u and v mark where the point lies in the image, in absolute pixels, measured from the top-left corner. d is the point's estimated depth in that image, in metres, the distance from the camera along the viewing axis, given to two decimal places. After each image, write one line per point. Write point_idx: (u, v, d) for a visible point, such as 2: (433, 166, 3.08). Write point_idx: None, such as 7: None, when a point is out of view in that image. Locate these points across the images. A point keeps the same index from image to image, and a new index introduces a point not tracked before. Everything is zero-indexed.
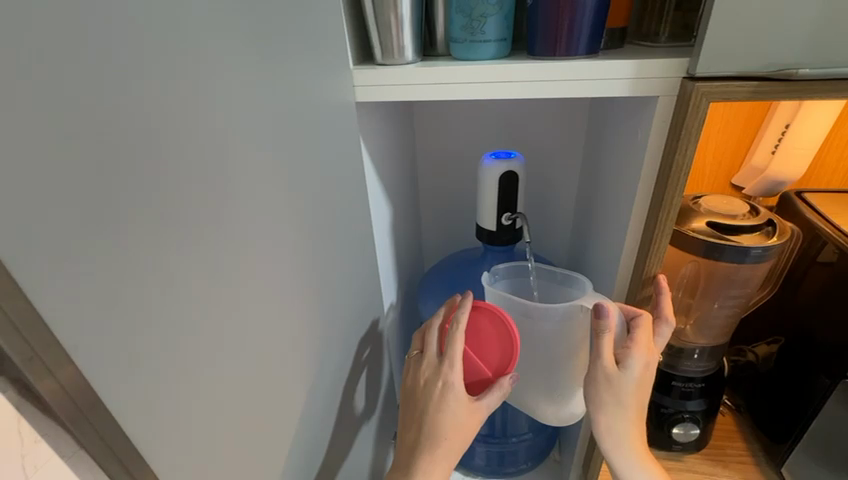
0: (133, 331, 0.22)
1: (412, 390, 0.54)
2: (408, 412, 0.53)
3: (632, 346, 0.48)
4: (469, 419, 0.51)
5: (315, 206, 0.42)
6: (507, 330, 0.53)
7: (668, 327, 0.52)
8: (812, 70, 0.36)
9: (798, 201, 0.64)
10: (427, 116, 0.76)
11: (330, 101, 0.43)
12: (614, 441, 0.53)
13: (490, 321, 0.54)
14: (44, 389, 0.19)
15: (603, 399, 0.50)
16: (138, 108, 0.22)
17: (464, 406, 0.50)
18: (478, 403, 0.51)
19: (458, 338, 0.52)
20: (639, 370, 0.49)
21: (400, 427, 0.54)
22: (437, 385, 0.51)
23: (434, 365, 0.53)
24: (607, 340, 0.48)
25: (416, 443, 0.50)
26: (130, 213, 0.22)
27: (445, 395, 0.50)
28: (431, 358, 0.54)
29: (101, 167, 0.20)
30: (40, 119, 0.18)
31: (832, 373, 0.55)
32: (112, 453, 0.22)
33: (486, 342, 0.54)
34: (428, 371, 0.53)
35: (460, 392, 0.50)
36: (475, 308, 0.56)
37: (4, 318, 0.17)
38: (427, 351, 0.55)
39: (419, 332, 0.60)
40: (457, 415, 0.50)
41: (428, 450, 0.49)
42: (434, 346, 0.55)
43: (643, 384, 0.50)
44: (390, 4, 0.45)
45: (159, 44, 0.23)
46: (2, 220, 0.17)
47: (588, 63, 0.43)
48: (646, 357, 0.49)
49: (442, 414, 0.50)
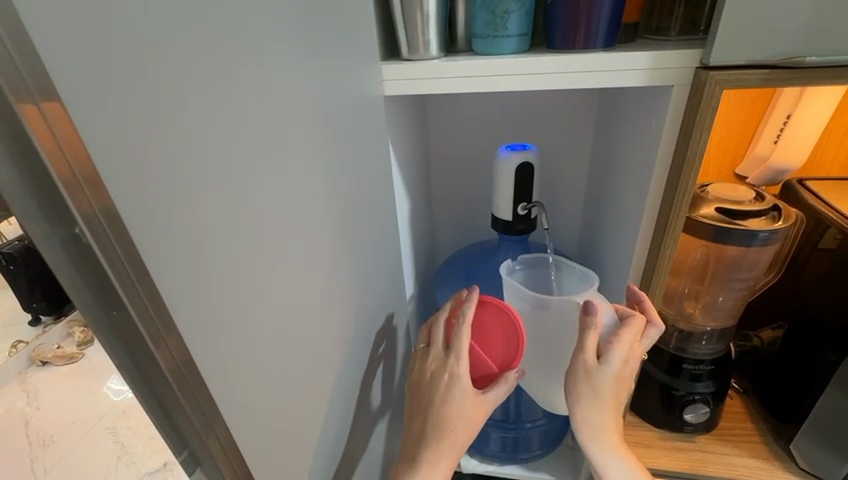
0: (212, 295, 0.26)
1: (418, 383, 0.55)
2: (416, 402, 0.55)
3: (615, 342, 0.50)
4: (475, 412, 0.52)
5: (344, 194, 0.44)
6: (513, 326, 0.54)
7: (656, 330, 0.53)
8: (819, 58, 0.38)
9: (801, 188, 0.67)
10: (442, 111, 0.79)
11: (360, 94, 0.46)
12: (589, 437, 0.54)
13: (495, 317, 0.56)
14: (155, 346, 0.23)
15: (582, 394, 0.51)
16: (210, 98, 0.25)
17: (471, 399, 0.52)
18: (483, 396, 0.53)
19: (465, 334, 0.54)
20: (618, 366, 0.50)
21: (406, 420, 0.56)
22: (444, 377, 0.53)
23: (440, 359, 0.55)
24: (592, 336, 0.50)
25: (424, 433, 0.52)
26: (212, 193, 0.25)
27: (451, 387, 0.52)
28: (437, 352, 0.56)
29: (190, 149, 0.24)
30: (146, 104, 0.21)
31: (837, 350, 0.58)
32: (195, 398, 0.26)
33: (492, 336, 0.55)
34: (434, 364, 0.55)
35: (467, 385, 0.52)
36: (481, 304, 0.57)
37: (128, 276, 0.21)
38: (434, 345, 0.57)
39: (426, 327, 0.62)
40: (463, 407, 0.51)
41: (434, 442, 0.51)
42: (440, 341, 0.57)
43: (622, 381, 0.51)
44: (417, 3, 0.47)
45: (220, 38, 0.26)
46: (130, 193, 0.20)
47: (607, 55, 0.46)
48: (627, 355, 0.51)
49: (449, 406, 0.51)
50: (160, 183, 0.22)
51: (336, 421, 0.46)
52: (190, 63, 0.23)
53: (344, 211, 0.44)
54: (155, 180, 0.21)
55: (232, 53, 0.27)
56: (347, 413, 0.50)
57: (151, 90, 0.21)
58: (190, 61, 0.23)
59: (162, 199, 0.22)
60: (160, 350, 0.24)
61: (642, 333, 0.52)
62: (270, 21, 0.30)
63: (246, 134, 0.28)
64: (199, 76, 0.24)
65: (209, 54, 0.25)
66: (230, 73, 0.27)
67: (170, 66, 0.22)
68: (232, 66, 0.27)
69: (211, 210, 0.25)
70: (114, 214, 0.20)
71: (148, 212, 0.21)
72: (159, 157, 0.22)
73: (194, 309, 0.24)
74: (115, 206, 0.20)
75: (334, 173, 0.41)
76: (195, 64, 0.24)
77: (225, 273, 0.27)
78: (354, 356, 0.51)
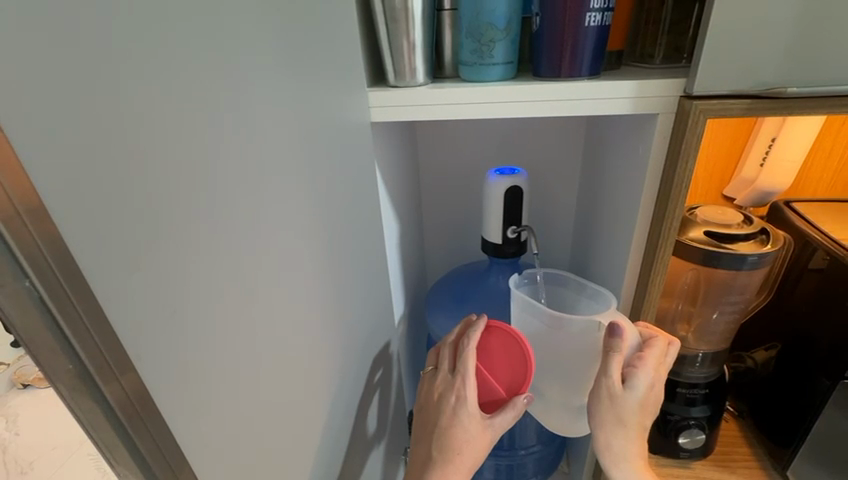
0: (180, 344, 0.25)
1: (425, 406, 0.54)
2: (423, 424, 0.54)
3: (639, 367, 0.50)
4: (481, 438, 0.50)
5: (329, 220, 0.43)
6: (520, 348, 0.53)
7: (675, 348, 0.53)
8: (799, 88, 0.39)
9: (787, 210, 0.68)
10: (431, 134, 0.78)
11: (344, 121, 0.46)
12: (612, 459, 0.53)
13: (502, 343, 0.54)
14: (112, 395, 0.22)
15: (605, 416, 0.51)
16: (182, 139, 0.24)
17: (477, 424, 0.50)
18: (490, 421, 0.51)
19: (471, 355, 0.53)
20: (644, 389, 0.50)
21: (414, 440, 0.54)
22: (451, 399, 0.52)
23: (448, 379, 0.54)
24: (616, 360, 0.49)
25: (429, 457, 0.50)
26: (182, 235, 0.24)
27: (457, 409, 0.51)
28: (445, 373, 0.55)
29: (156, 192, 0.23)
30: (103, 148, 0.20)
31: (830, 373, 0.57)
32: (161, 453, 0.24)
33: (499, 361, 0.54)
34: (442, 385, 0.54)
35: (473, 410, 0.51)
36: (488, 329, 0.56)
37: (81, 325, 0.20)
38: (440, 368, 0.56)
39: (434, 349, 0.61)
40: (468, 431, 0.50)
41: (441, 465, 0.48)
42: (447, 363, 0.56)
43: (646, 404, 0.51)
44: (403, 31, 0.48)
45: (199, 75, 0.25)
46: (89, 244, 0.19)
47: (591, 84, 0.46)
48: (651, 379, 0.50)
49: (455, 429, 0.50)
50: (124, 221, 0.21)
51: (329, 453, 0.45)
52: (163, 100, 0.23)
53: (330, 240, 0.43)
54: (117, 215, 0.20)
55: (210, 87, 0.26)
56: (341, 443, 0.49)
57: (118, 127, 0.20)
58: (162, 97, 0.23)
59: (120, 238, 0.21)
60: (119, 403, 0.22)
61: (663, 354, 0.52)
62: (248, 51, 0.30)
63: (225, 166, 0.28)
64: (172, 115, 0.24)
65: (185, 91, 0.24)
66: (208, 107, 0.26)
67: (139, 104, 0.22)
68: (207, 101, 0.26)
69: (178, 244, 0.24)
70: (65, 255, 0.18)
71: (108, 253, 0.20)
72: (124, 195, 0.21)
73: (158, 352, 0.23)
74: (65, 245, 0.18)
75: (319, 198, 0.41)
76: (169, 104, 0.23)
77: (199, 304, 0.26)
78: (345, 386, 0.50)
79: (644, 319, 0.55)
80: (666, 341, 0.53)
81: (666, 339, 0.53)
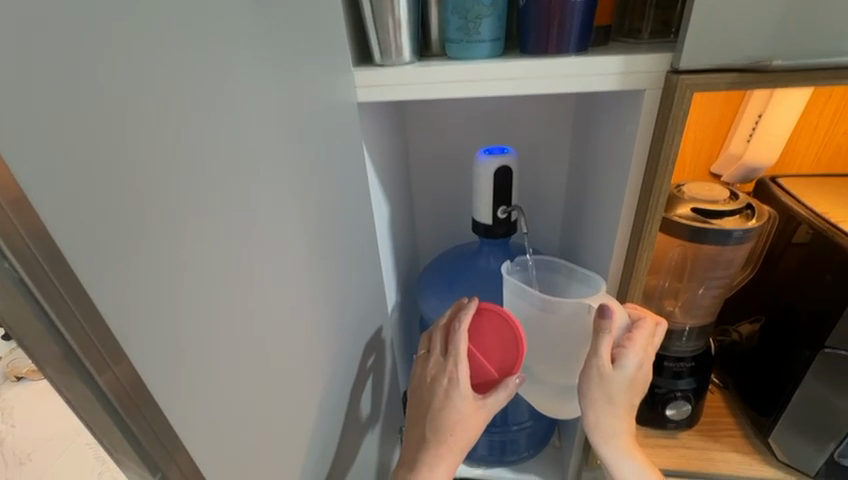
0: (171, 329, 0.24)
1: (418, 388, 0.55)
2: (416, 407, 0.55)
3: (628, 347, 0.51)
4: (474, 419, 0.51)
5: (318, 202, 0.43)
6: (512, 329, 0.54)
7: (663, 329, 0.54)
8: (784, 61, 0.40)
9: (773, 186, 0.69)
10: (419, 114, 0.78)
11: (330, 102, 0.45)
12: (601, 436, 0.55)
13: (494, 325, 0.55)
14: (105, 381, 0.22)
15: (596, 395, 0.52)
16: (165, 121, 0.24)
17: (470, 405, 0.51)
18: (483, 402, 0.51)
19: (462, 338, 0.54)
20: (632, 369, 0.51)
21: (407, 422, 0.56)
22: (444, 382, 0.52)
23: (440, 362, 0.55)
24: (607, 340, 0.50)
25: (424, 438, 0.51)
26: (169, 219, 0.24)
27: (450, 393, 0.51)
28: (437, 357, 0.55)
29: (140, 175, 0.22)
30: (83, 130, 0.19)
31: (811, 344, 0.59)
32: (156, 436, 0.24)
33: (491, 345, 0.54)
34: (434, 369, 0.54)
35: (465, 391, 0.51)
36: (480, 312, 0.56)
37: (68, 309, 0.19)
38: (433, 351, 0.57)
39: (426, 332, 0.62)
40: (461, 412, 0.51)
41: (435, 447, 0.50)
42: (439, 346, 0.57)
43: (635, 383, 0.52)
44: (388, 8, 0.47)
45: (179, 54, 0.25)
46: (73, 228, 0.19)
47: (579, 61, 0.46)
48: (640, 359, 0.51)
49: (448, 411, 0.51)
50: (109, 205, 0.20)
51: (322, 435, 0.46)
52: (144, 81, 0.22)
53: (319, 223, 0.43)
54: (100, 198, 0.20)
55: (191, 66, 0.26)
56: (335, 425, 0.50)
57: (97, 108, 0.20)
58: (143, 78, 0.22)
59: (106, 223, 0.20)
60: (111, 388, 0.22)
61: (652, 335, 0.53)
62: (230, 29, 0.29)
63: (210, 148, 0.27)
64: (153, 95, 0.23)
65: (167, 71, 0.24)
66: (190, 87, 0.26)
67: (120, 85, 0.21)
68: (189, 80, 0.26)
69: (165, 227, 0.24)
70: (48, 241, 0.18)
71: (94, 237, 0.20)
72: (107, 178, 0.20)
73: (148, 336, 0.23)
74: (46, 229, 0.18)
75: (307, 181, 0.40)
76: (150, 85, 0.23)
77: (189, 288, 0.26)
78: (338, 368, 0.50)
79: (631, 300, 0.57)
80: (654, 321, 0.54)
81: (654, 320, 0.54)
